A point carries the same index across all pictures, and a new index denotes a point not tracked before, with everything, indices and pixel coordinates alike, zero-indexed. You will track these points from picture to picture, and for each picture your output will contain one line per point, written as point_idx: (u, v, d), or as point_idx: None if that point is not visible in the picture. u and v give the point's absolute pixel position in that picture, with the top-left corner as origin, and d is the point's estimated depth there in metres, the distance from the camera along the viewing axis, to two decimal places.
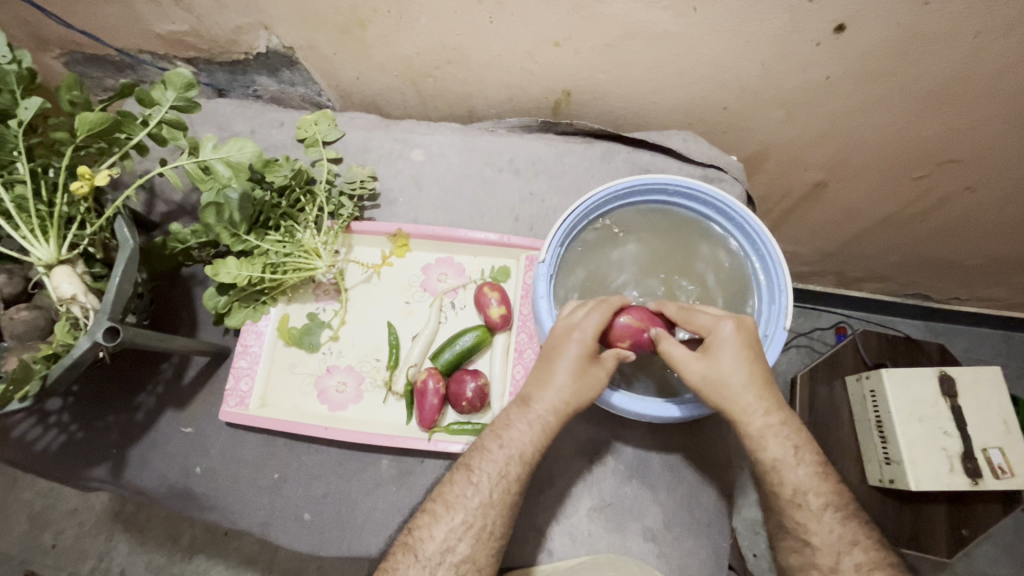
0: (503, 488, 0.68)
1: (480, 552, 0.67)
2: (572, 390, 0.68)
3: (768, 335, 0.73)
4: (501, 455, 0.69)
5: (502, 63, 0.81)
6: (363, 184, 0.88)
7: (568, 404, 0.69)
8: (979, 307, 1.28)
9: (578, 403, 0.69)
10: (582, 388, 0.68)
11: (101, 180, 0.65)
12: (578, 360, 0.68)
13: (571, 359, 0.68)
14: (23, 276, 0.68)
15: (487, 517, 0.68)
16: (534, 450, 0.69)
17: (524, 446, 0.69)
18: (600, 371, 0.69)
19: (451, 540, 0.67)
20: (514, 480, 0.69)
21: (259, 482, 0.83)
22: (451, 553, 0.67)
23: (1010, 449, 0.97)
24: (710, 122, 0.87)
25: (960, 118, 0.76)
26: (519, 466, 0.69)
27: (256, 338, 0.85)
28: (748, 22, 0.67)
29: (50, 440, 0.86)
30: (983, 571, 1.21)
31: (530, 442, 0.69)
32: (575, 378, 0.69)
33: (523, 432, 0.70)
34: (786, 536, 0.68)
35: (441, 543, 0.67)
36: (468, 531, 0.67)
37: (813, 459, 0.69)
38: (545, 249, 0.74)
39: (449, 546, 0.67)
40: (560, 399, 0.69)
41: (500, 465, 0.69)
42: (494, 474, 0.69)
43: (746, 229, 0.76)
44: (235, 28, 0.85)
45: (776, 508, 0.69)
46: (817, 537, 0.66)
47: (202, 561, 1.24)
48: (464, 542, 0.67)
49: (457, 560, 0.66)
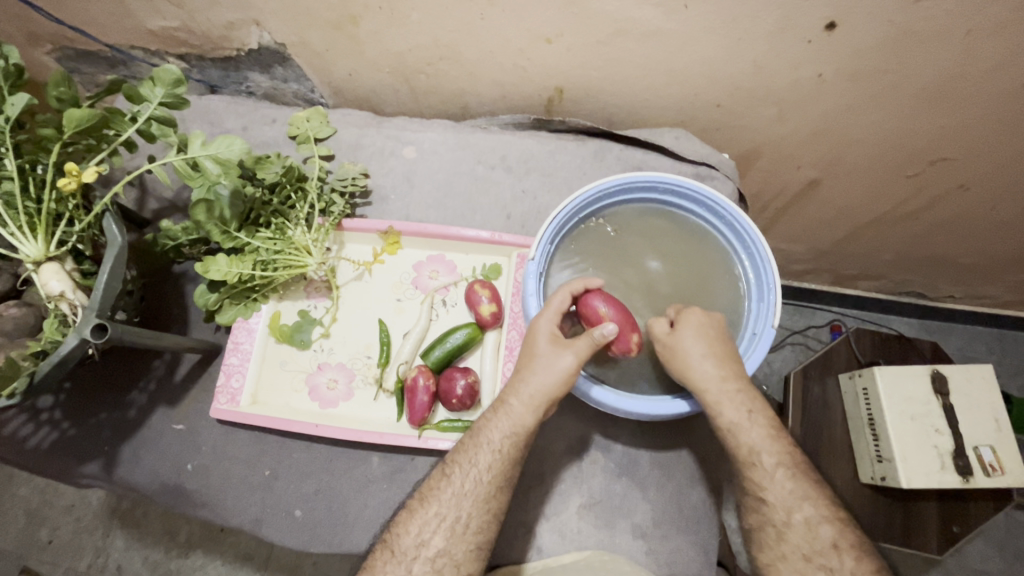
0: (474, 479, 0.69)
1: (455, 547, 0.67)
2: (545, 364, 0.69)
3: (757, 332, 0.73)
4: (471, 446, 0.70)
5: (494, 59, 0.81)
6: (354, 181, 0.88)
7: (541, 384, 0.69)
8: (972, 305, 1.28)
9: (549, 381, 0.68)
10: (553, 360, 0.69)
11: (89, 176, 0.65)
12: (549, 339, 0.70)
13: (543, 336, 0.70)
14: (12, 272, 0.68)
15: (462, 509, 0.68)
16: (506, 442, 0.69)
17: (494, 433, 0.69)
18: (570, 355, 0.68)
19: (425, 533, 0.68)
20: (496, 475, 0.69)
21: (251, 478, 0.84)
22: (425, 547, 0.67)
23: (1002, 447, 0.97)
24: (703, 120, 0.86)
25: (953, 117, 0.76)
26: (492, 457, 0.69)
27: (247, 335, 0.85)
28: (739, 19, 0.66)
29: (42, 437, 0.86)
30: (974, 567, 1.22)
31: (499, 429, 0.69)
32: (549, 351, 0.69)
33: (491, 419, 0.70)
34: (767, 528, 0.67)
35: (416, 536, 0.68)
36: (442, 523, 0.68)
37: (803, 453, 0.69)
38: (535, 246, 0.74)
39: (424, 539, 0.68)
40: (531, 390, 0.69)
41: (470, 454, 0.69)
42: (464, 465, 0.69)
43: (735, 227, 0.77)
44: (226, 23, 0.84)
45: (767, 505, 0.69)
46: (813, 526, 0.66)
47: (198, 557, 1.24)
48: (438, 535, 0.68)
49: (433, 554, 0.67)
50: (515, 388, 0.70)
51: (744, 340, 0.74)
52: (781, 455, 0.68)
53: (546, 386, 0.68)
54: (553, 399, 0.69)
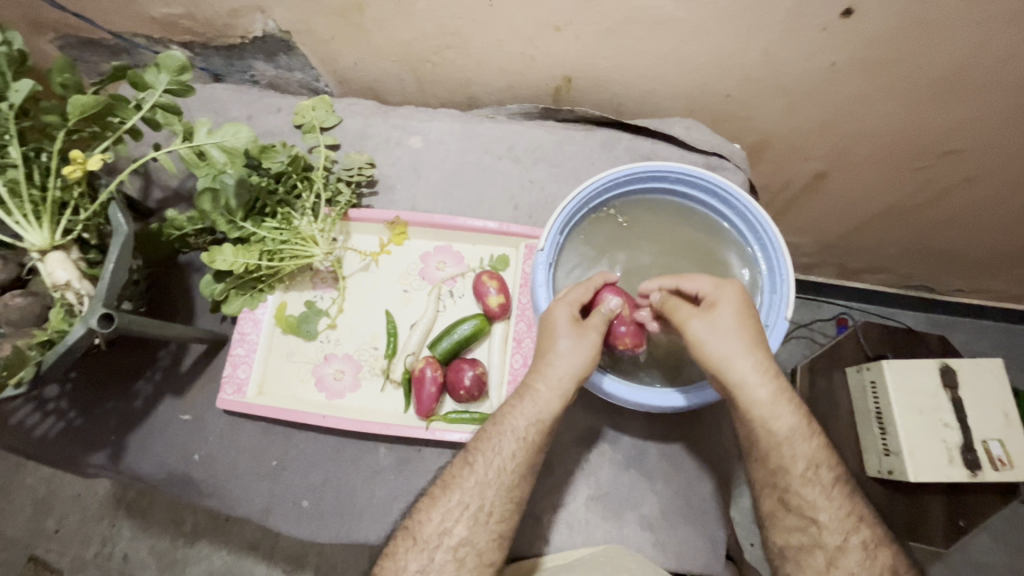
0: (497, 468, 0.68)
1: (479, 535, 0.68)
2: (572, 345, 0.68)
3: (769, 324, 0.72)
4: (493, 433, 0.69)
5: (502, 48, 0.80)
6: (361, 171, 0.87)
7: (568, 366, 0.68)
8: (980, 299, 1.27)
9: (577, 362, 0.68)
10: (581, 339, 0.68)
11: (94, 164, 0.65)
12: (570, 325, 0.68)
13: (564, 323, 0.69)
14: (17, 262, 0.67)
15: (484, 498, 0.68)
16: (531, 429, 0.69)
17: (518, 420, 0.69)
18: (593, 333, 0.68)
19: (449, 522, 0.68)
20: (516, 465, 0.68)
21: (258, 468, 0.83)
22: (448, 536, 0.68)
23: (1010, 441, 0.96)
24: (713, 110, 0.85)
25: (968, 108, 0.75)
26: (516, 445, 0.68)
27: (253, 326, 0.84)
28: (753, 7, 0.65)
29: (49, 427, 0.86)
30: (979, 561, 1.22)
31: (524, 417, 0.69)
32: (575, 331, 0.68)
33: (516, 406, 0.70)
34: (788, 515, 0.67)
35: (439, 524, 0.68)
36: (464, 512, 0.68)
37: (806, 447, 0.67)
38: (544, 237, 0.73)
39: (446, 528, 0.68)
40: (559, 375, 0.68)
41: (493, 441, 0.69)
42: (487, 453, 0.69)
43: (747, 217, 0.76)
44: (231, 11, 0.83)
45: (772, 504, 0.68)
46: (825, 515, 0.65)
47: (204, 546, 1.24)
48: (461, 524, 0.68)
49: (455, 542, 0.67)
50: (541, 372, 0.69)
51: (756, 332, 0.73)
52: (788, 445, 0.66)
53: (574, 368, 0.68)
54: (583, 378, 0.68)
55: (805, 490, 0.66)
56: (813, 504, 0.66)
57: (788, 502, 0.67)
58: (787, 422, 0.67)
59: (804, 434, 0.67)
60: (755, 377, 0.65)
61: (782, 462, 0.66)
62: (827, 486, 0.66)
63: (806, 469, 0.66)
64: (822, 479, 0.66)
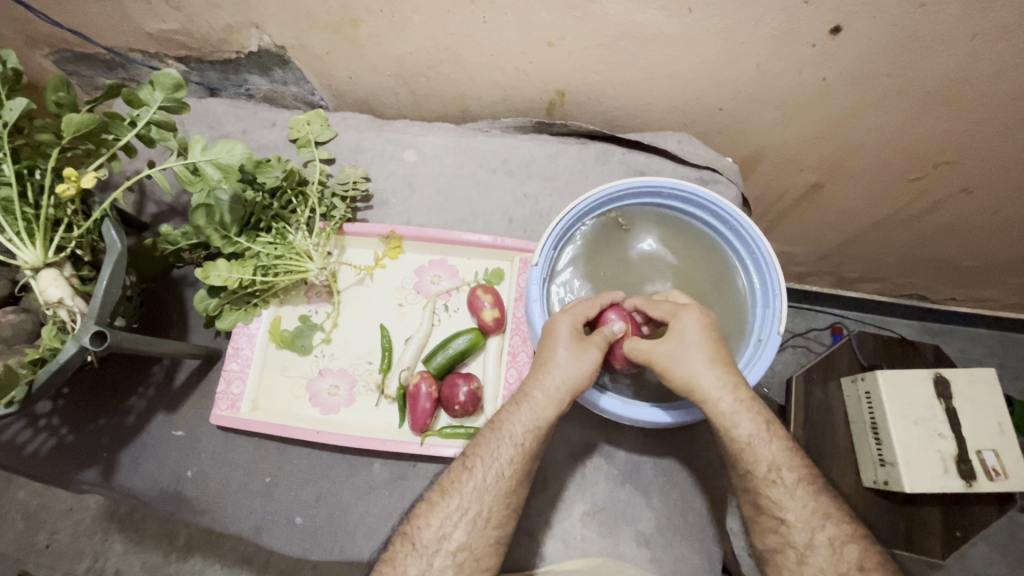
0: (495, 474, 0.68)
1: (475, 540, 0.68)
2: (572, 357, 0.68)
3: (763, 339, 0.72)
4: (492, 439, 0.69)
5: (496, 62, 0.80)
6: (355, 185, 0.87)
7: (567, 375, 0.67)
8: (973, 307, 1.28)
9: (575, 375, 0.67)
10: (580, 356, 0.68)
11: (87, 182, 0.64)
12: (572, 338, 0.68)
13: (565, 339, 0.68)
14: (10, 279, 0.68)
15: (482, 503, 0.68)
16: (528, 436, 0.68)
17: (515, 427, 0.69)
18: (593, 349, 0.68)
19: (447, 527, 0.68)
20: (517, 468, 0.68)
21: (252, 485, 0.83)
22: (446, 541, 0.67)
23: (1004, 451, 0.97)
24: (705, 124, 0.86)
25: (958, 120, 0.76)
26: (514, 452, 0.68)
27: (247, 341, 0.84)
28: (743, 23, 0.66)
29: (40, 444, 0.85)
30: (976, 571, 1.22)
31: (522, 423, 0.69)
32: (575, 345, 0.68)
33: (514, 412, 0.70)
34: (761, 520, 0.68)
35: (437, 529, 0.68)
36: (463, 517, 0.68)
37: (764, 461, 0.67)
38: (539, 252, 0.73)
39: (445, 533, 0.68)
40: (560, 382, 0.67)
41: (491, 447, 0.69)
42: (486, 458, 0.69)
43: (740, 233, 0.76)
44: (225, 26, 0.84)
45: (752, 506, 0.69)
46: (792, 525, 0.66)
47: (198, 561, 1.23)
48: (458, 529, 0.68)
49: (453, 547, 0.67)
50: (539, 380, 0.68)
51: (749, 347, 0.73)
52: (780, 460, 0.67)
53: (572, 380, 0.67)
54: (579, 391, 0.68)
55: (771, 500, 0.67)
56: (782, 513, 0.66)
57: (764, 502, 0.67)
58: (766, 465, 0.67)
59: (761, 450, 0.68)
60: (736, 422, 0.67)
61: (758, 463, 0.67)
62: (799, 493, 0.67)
63: (768, 470, 0.67)
64: (798, 486, 0.67)
